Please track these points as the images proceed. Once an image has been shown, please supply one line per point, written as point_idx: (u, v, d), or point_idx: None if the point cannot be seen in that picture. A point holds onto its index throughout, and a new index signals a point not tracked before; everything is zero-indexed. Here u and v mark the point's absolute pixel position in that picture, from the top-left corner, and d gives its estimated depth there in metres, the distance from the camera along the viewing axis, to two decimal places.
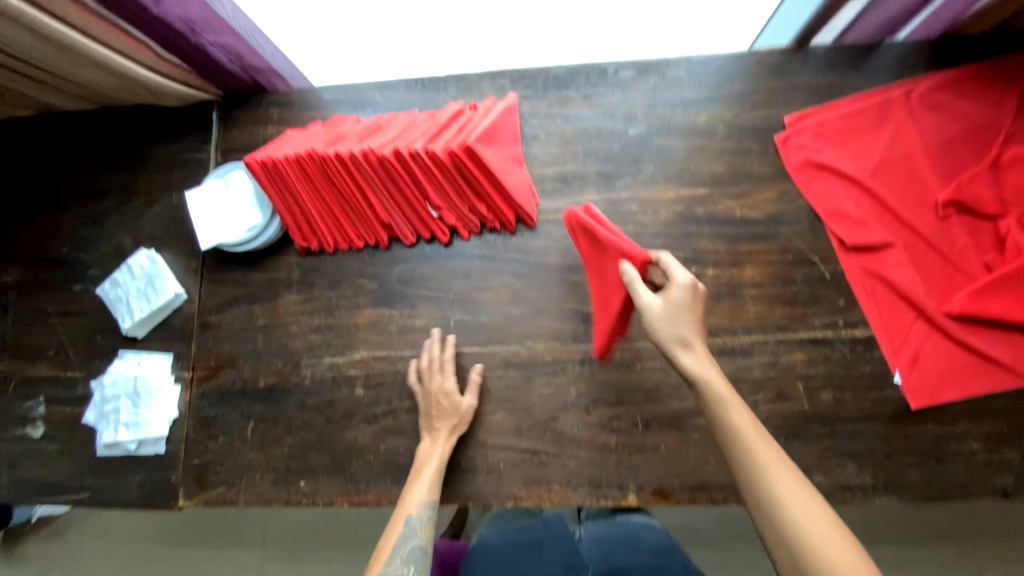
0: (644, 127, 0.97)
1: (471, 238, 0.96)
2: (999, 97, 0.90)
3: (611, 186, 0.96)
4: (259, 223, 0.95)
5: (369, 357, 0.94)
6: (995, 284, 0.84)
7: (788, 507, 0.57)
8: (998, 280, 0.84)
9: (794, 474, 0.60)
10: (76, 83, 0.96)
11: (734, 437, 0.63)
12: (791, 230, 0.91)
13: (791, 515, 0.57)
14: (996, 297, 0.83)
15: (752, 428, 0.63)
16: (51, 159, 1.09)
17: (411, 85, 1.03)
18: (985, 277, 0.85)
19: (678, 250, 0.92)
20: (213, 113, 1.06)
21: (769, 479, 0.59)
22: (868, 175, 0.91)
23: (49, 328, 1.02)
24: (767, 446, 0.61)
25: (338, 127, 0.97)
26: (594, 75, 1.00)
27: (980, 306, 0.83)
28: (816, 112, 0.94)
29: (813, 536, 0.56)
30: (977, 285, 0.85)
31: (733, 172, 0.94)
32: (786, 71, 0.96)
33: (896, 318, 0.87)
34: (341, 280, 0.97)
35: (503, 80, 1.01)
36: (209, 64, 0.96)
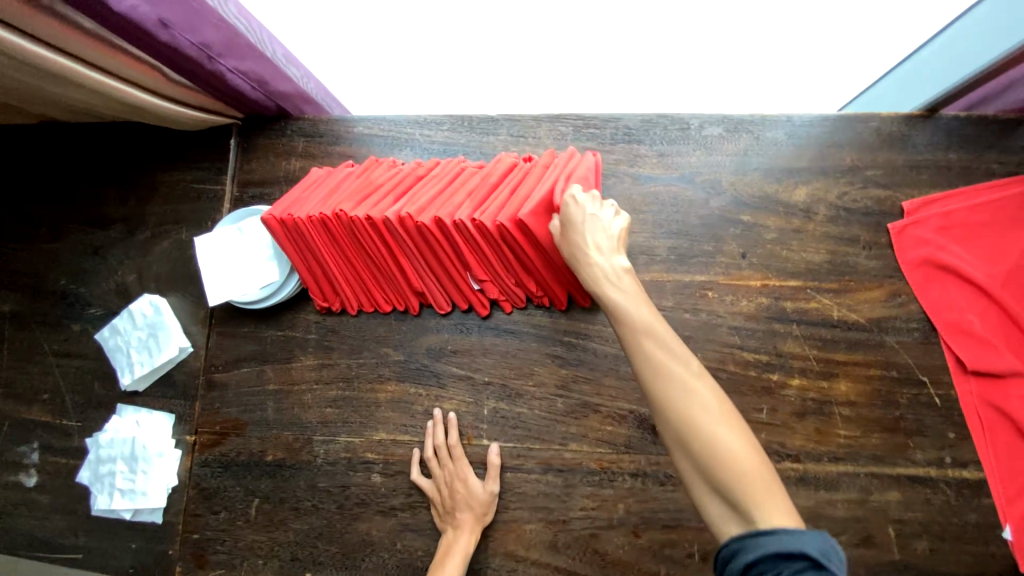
0: (728, 199, 0.82)
1: (513, 313, 0.84)
2: None
3: (683, 266, 0.81)
4: (274, 280, 0.84)
5: (389, 440, 0.83)
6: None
7: (681, 414, 0.50)
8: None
9: (690, 374, 0.51)
10: (77, 104, 0.84)
11: (633, 344, 0.54)
12: (897, 341, 0.77)
13: (700, 448, 0.48)
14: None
15: (650, 332, 0.54)
16: (51, 176, 0.98)
17: (457, 123, 0.89)
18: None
19: (759, 352, 0.78)
20: (231, 138, 0.94)
21: (659, 379, 0.52)
22: (1002, 285, 0.75)
23: (45, 368, 0.93)
24: (660, 355, 0.53)
25: (371, 174, 0.83)
26: (673, 129, 0.84)
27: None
28: (943, 199, 0.79)
29: (707, 435, 0.48)
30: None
31: (833, 264, 0.79)
32: (905, 146, 0.81)
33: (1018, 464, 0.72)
34: (363, 347, 0.86)
35: (565, 127, 0.87)
36: (229, 91, 0.83)
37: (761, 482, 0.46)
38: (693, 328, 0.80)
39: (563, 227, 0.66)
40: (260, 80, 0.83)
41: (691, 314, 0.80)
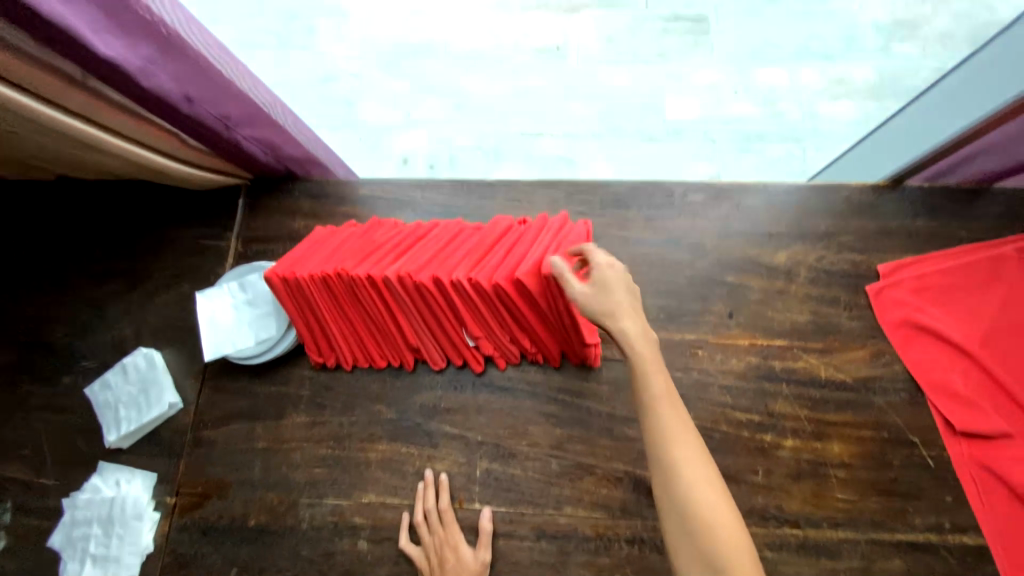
0: (713, 260, 0.86)
1: (507, 370, 0.85)
2: None
3: (673, 325, 0.84)
4: (270, 336, 0.84)
5: (378, 503, 0.81)
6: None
7: (670, 472, 0.56)
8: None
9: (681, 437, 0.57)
10: (96, 165, 0.89)
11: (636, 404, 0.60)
12: (885, 401, 0.78)
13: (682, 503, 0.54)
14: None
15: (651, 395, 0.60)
16: (60, 230, 1.01)
17: (456, 188, 0.94)
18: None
19: (751, 411, 0.79)
20: (239, 198, 0.98)
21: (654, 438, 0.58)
22: (980, 346, 0.77)
23: (27, 423, 0.91)
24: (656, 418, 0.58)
25: (373, 234, 0.87)
26: (659, 196, 0.90)
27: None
28: (915, 264, 0.84)
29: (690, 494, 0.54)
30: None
31: (817, 324, 0.82)
32: (874, 214, 0.87)
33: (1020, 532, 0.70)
34: (356, 404, 0.86)
35: (557, 193, 0.92)
36: (241, 156, 0.89)
37: (732, 540, 0.52)
38: (685, 387, 0.80)
39: (587, 282, 0.68)
40: (272, 146, 0.89)
41: (682, 373, 0.81)
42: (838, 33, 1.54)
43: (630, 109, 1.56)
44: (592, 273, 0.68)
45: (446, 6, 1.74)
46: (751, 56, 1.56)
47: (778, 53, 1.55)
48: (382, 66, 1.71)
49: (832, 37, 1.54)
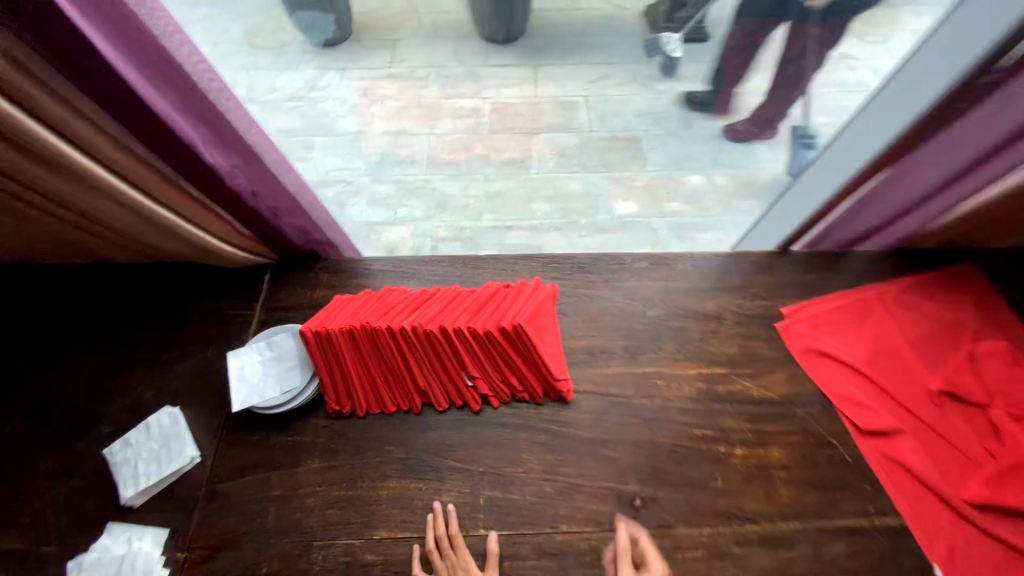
0: (660, 309, 1.10)
1: (502, 408, 0.99)
2: (950, 303, 1.08)
3: (635, 361, 1.04)
4: (294, 386, 0.96)
5: (389, 538, 0.88)
6: (1007, 473, 0.90)
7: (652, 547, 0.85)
8: (1009, 467, 0.90)
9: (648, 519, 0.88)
10: (151, 248, 1.05)
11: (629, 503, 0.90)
12: (806, 412, 0.98)
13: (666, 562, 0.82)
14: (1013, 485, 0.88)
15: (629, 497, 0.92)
16: (90, 307, 1.12)
17: (453, 261, 1.17)
18: (995, 465, 0.91)
19: (704, 427, 0.97)
20: (266, 274, 1.15)
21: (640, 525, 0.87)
22: (864, 364, 1.01)
23: (34, 489, 0.92)
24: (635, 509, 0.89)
25: (386, 298, 1.04)
26: (614, 263, 1.16)
27: (998, 492, 0.88)
28: (809, 305, 1.09)
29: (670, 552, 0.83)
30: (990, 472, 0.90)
31: (744, 354, 1.04)
32: (773, 271, 1.15)
33: (927, 503, 0.90)
34: (368, 447, 0.96)
35: (535, 263, 1.17)
36: (276, 237, 1.08)
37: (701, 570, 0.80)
38: (650, 411, 0.99)
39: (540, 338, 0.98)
40: (305, 232, 1.09)
41: (648, 399, 1.00)
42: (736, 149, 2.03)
43: (583, 208, 1.93)
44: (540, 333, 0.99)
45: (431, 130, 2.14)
46: (675, 167, 2.01)
47: (694, 164, 2.01)
48: (371, 174, 2.03)
49: (732, 152, 2.02)
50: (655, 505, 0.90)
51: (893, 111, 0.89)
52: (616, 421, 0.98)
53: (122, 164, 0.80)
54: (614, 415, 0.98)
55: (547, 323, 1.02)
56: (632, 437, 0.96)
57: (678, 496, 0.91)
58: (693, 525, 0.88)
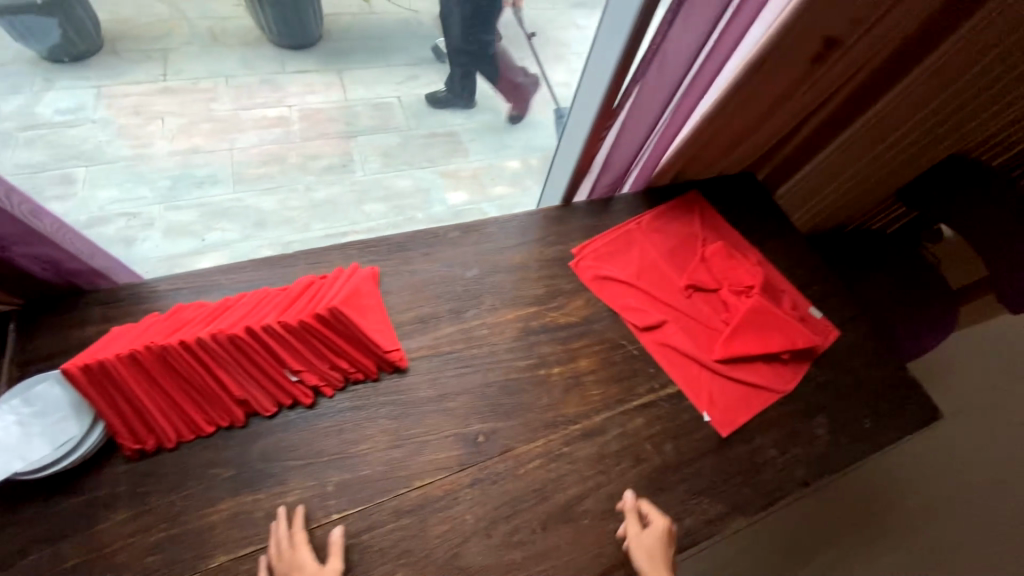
0: (477, 269, 1.21)
1: (337, 394, 0.98)
2: (682, 219, 1.41)
3: (462, 319, 1.13)
4: (71, 437, 0.82)
5: (230, 560, 0.82)
6: (734, 330, 1.21)
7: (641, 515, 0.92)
8: (735, 327, 1.21)
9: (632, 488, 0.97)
10: None
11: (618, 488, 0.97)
12: (602, 325, 1.20)
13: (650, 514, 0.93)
14: (739, 338, 1.20)
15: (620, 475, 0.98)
16: None
17: (259, 264, 1.11)
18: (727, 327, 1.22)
19: (527, 358, 1.11)
20: (9, 325, 0.94)
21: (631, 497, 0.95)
22: (636, 278, 1.27)
23: None
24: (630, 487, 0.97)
25: (179, 315, 0.95)
26: (429, 237, 1.23)
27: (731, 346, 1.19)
28: (591, 242, 1.32)
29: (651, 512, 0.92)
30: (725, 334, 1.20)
31: (550, 291, 1.22)
32: (563, 219, 1.36)
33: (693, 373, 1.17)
34: (188, 476, 0.86)
35: (352, 251, 1.18)
36: (10, 273, 0.89)
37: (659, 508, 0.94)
38: (480, 358, 1.09)
39: (360, 317, 1.00)
40: (53, 262, 0.92)
41: (477, 348, 1.10)
42: None
43: (417, 204, 2.02)
44: (361, 311, 1.02)
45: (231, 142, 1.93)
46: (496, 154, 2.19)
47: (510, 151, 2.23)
48: (163, 202, 1.74)
49: None
50: (495, 435, 1.01)
51: (596, 78, 1.08)
52: (452, 374, 1.06)
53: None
54: (449, 370, 1.06)
55: (369, 300, 1.06)
56: (468, 386, 1.05)
57: (514, 422, 1.03)
58: (529, 442, 1.01)
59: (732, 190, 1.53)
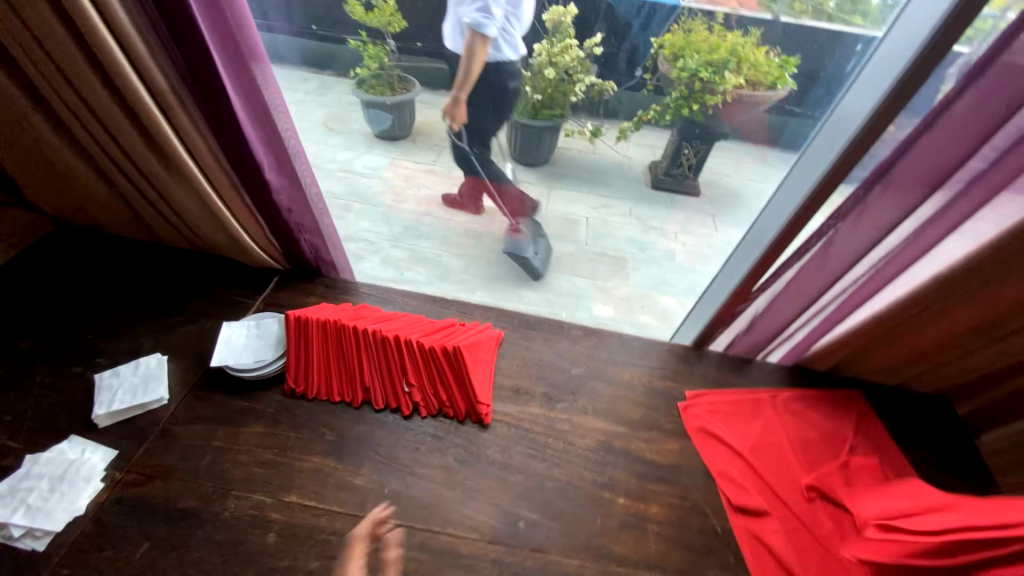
0: (584, 370, 1.29)
1: (427, 418, 1.15)
2: (830, 414, 1.23)
3: (552, 406, 1.20)
4: (265, 358, 1.16)
5: (296, 504, 0.99)
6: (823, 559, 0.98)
7: None
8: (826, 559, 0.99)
9: None
10: (200, 236, 1.35)
11: None
12: (689, 481, 1.10)
13: None
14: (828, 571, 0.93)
15: None
16: (131, 272, 1.39)
17: (425, 298, 1.43)
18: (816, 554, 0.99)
19: (597, 473, 1.09)
20: (275, 278, 1.41)
21: None
22: (749, 451, 1.14)
23: (23, 396, 1.10)
24: None
25: (362, 310, 1.30)
26: (554, 327, 1.39)
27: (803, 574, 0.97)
28: (707, 393, 1.26)
29: None
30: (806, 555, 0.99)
31: (646, 420, 1.20)
32: (687, 361, 1.35)
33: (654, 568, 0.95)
34: (306, 424, 1.11)
35: (491, 314, 1.41)
36: (293, 249, 1.36)
37: None
38: (553, 450, 1.12)
39: (473, 365, 1.20)
40: (316, 250, 1.38)
41: (554, 440, 1.14)
42: None
43: (568, 304, 2.22)
44: (476, 361, 1.21)
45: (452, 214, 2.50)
46: (652, 289, 2.32)
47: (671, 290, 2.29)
48: (392, 240, 2.36)
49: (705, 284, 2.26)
50: (535, 529, 1.00)
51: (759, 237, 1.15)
52: (522, 450, 1.12)
53: (215, 174, 1.14)
54: (522, 445, 1.12)
55: (487, 355, 1.25)
56: (530, 469, 1.09)
57: (558, 526, 1.00)
58: (564, 555, 0.97)
59: (912, 410, 1.28)
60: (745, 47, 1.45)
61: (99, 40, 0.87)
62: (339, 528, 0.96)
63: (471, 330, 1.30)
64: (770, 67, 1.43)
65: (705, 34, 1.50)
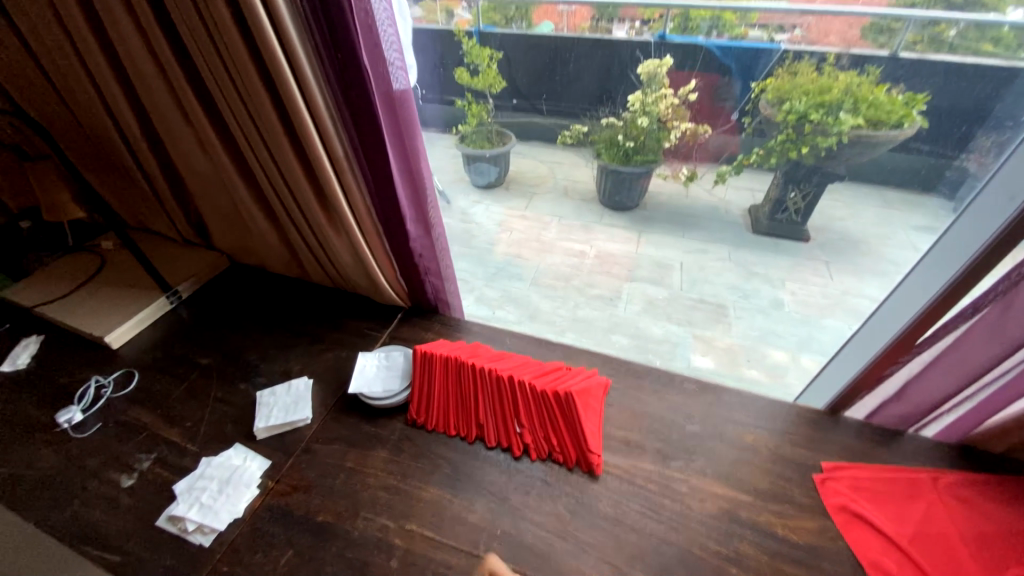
0: (699, 427, 1.22)
1: (537, 460, 1.16)
2: (1020, 508, 1.01)
3: (665, 463, 1.15)
4: (393, 388, 1.27)
5: (416, 532, 1.04)
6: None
7: None
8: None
9: None
10: (343, 275, 1.55)
11: None
12: (833, 567, 0.97)
13: None
14: None
15: None
16: (286, 305, 1.62)
17: (532, 340, 1.48)
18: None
19: (720, 544, 1.01)
20: (399, 315, 1.56)
21: None
22: (910, 543, 0.98)
23: (202, 406, 1.31)
24: None
25: (476, 349, 1.39)
26: (664, 378, 1.35)
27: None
28: (848, 466, 1.12)
29: None
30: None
31: (774, 491, 1.09)
32: (819, 427, 1.22)
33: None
34: (425, 454, 1.18)
35: (598, 360, 1.41)
36: (418, 289, 1.51)
37: None
38: (669, 511, 1.06)
39: (583, 411, 1.20)
40: (437, 291, 1.50)
41: (670, 500, 1.08)
42: (829, 340, 2.01)
43: (661, 353, 2.02)
44: (586, 407, 1.22)
45: (540, 253, 2.51)
46: (759, 341, 2.04)
47: (781, 342, 2.03)
48: (487, 282, 2.38)
49: (825, 341, 2.00)
50: None
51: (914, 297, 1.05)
52: (635, 506, 1.07)
53: (366, 229, 1.33)
54: (635, 502, 1.08)
55: (597, 402, 1.25)
56: (645, 528, 1.03)
57: None
58: None
59: None
60: (861, 86, 1.40)
61: (306, 135, 1.09)
62: (455, 563, 0.99)
63: (579, 374, 1.32)
64: (893, 106, 1.34)
65: (813, 75, 1.52)
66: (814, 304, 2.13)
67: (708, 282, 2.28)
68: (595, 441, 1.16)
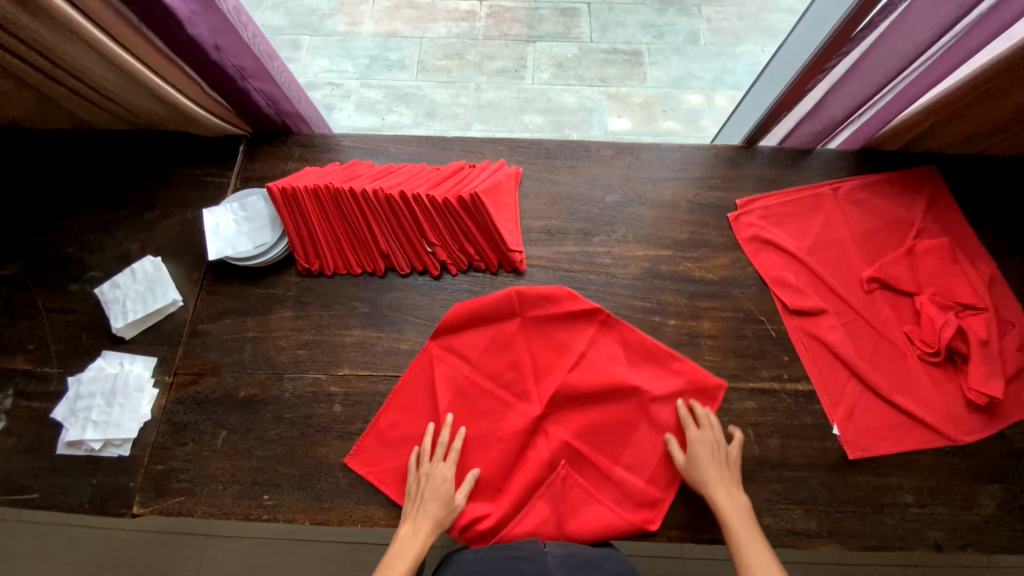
0: (619, 196, 1.13)
1: (458, 275, 1.07)
2: (900, 199, 1.09)
3: (588, 242, 1.09)
4: (266, 241, 1.04)
5: (351, 375, 0.99)
6: (489, 448, 0.93)
7: None
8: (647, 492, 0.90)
9: None
10: (128, 108, 1.10)
11: None
12: (741, 292, 1.05)
13: None
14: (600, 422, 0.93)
15: None
16: (75, 169, 1.17)
17: (421, 141, 1.20)
18: (592, 363, 0.97)
19: (645, 300, 1.05)
20: (241, 145, 1.18)
21: None
22: (807, 254, 1.06)
23: (35, 323, 1.04)
24: None
25: (354, 169, 1.11)
26: (579, 150, 1.18)
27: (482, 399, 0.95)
28: (760, 198, 1.12)
29: None
30: (460, 407, 0.95)
31: (693, 240, 1.10)
32: (738, 163, 1.16)
33: (494, 453, 0.93)
34: (334, 301, 1.05)
35: (503, 147, 1.19)
36: (245, 103, 1.10)
37: None
38: (596, 285, 1.06)
39: (496, 210, 1.05)
40: (274, 100, 1.12)
41: (596, 276, 1.07)
42: (743, 70, 1.84)
43: (577, 123, 1.80)
44: (497, 204, 1.07)
45: (414, 23, 1.91)
46: (676, 84, 1.83)
47: (695, 83, 1.83)
48: (360, 78, 1.84)
49: (738, 73, 1.84)
50: None
51: None
52: (563, 291, 1.05)
53: (89, 5, 0.87)
54: (563, 286, 1.06)
55: (509, 196, 1.10)
56: None
57: None
58: None
59: (992, 181, 1.12)
60: None
61: None
62: (399, 389, 0.98)
63: (483, 169, 1.13)
64: None
65: None
66: (729, 30, 1.86)
67: (621, 23, 1.89)
68: (514, 239, 1.06)
